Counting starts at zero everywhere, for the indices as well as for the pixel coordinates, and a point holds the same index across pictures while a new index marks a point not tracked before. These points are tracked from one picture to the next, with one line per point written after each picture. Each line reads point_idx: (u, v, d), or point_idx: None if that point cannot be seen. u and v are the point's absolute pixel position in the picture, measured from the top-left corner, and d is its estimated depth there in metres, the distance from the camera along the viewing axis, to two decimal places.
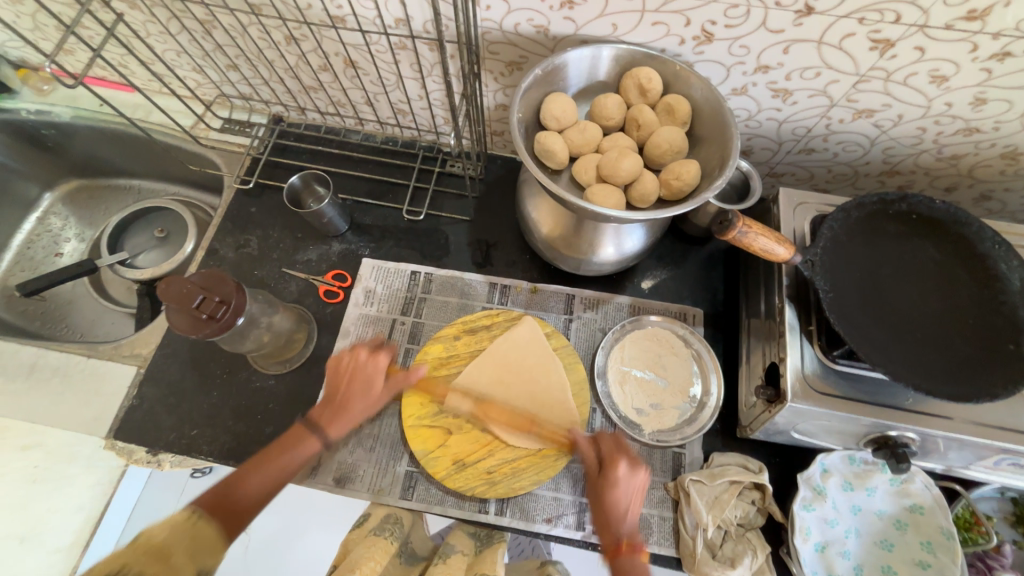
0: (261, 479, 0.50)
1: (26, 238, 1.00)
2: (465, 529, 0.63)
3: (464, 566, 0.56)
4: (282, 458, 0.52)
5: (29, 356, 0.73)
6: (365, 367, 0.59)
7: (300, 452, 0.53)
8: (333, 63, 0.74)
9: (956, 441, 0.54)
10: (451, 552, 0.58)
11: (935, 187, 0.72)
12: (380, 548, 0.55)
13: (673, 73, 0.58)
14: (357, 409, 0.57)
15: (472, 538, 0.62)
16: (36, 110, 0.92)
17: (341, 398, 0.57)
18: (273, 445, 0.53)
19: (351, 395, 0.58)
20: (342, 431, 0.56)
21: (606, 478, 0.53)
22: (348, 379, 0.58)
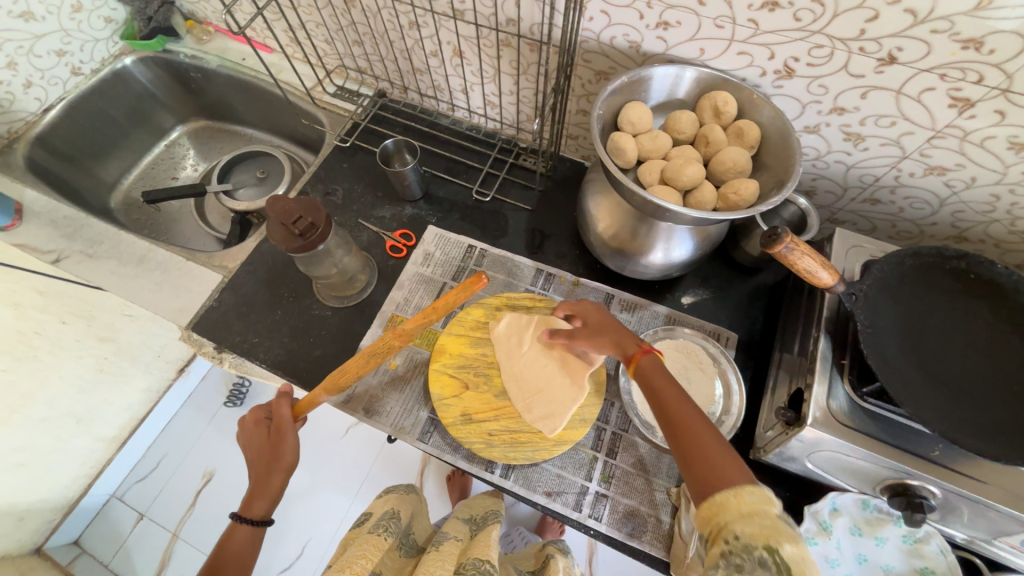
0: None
1: (154, 159, 1.17)
2: (461, 518, 0.73)
3: (458, 551, 0.63)
4: (224, 558, 0.59)
5: (141, 248, 0.85)
6: (265, 427, 0.65)
7: (237, 542, 0.60)
8: (444, 50, 0.84)
9: (985, 507, 0.52)
10: (448, 538, 0.66)
11: (1005, 261, 0.70)
12: (373, 544, 0.60)
13: (749, 100, 0.63)
14: (269, 477, 0.62)
15: (467, 523, 0.72)
16: (191, 55, 1.09)
17: (259, 471, 0.63)
18: (214, 554, 0.60)
19: (258, 464, 0.63)
20: (266, 500, 0.62)
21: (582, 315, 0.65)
22: (262, 438, 0.64)
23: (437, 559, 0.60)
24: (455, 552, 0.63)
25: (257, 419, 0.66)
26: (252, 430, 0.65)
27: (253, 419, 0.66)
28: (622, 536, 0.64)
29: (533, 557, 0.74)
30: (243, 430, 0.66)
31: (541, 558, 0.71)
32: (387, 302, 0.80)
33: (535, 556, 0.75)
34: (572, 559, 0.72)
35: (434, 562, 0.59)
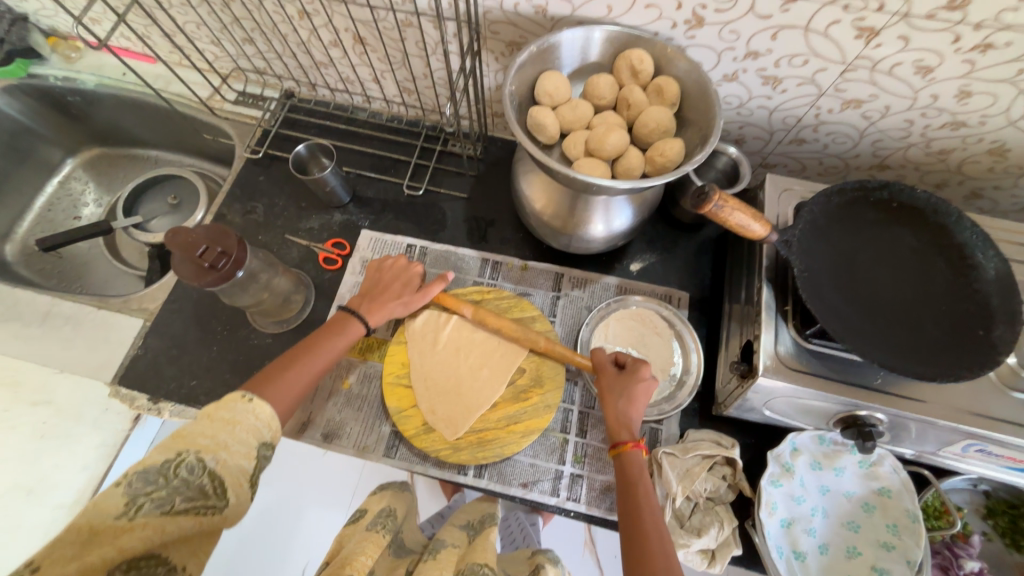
0: (310, 367, 0.57)
1: (47, 200, 1.04)
2: (457, 524, 0.61)
3: (457, 557, 0.54)
4: (330, 347, 0.60)
5: (44, 304, 0.79)
6: (406, 280, 0.69)
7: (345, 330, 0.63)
8: (343, 39, 0.77)
9: (927, 424, 0.55)
10: (443, 546, 0.56)
11: (925, 182, 0.73)
12: (371, 542, 0.54)
13: (663, 55, 0.60)
14: (391, 308, 0.67)
15: (464, 530, 0.61)
16: (63, 77, 0.96)
17: (379, 297, 0.67)
18: (314, 337, 0.60)
19: (387, 296, 0.67)
20: (380, 322, 0.65)
21: (631, 373, 0.61)
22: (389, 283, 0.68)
23: (434, 568, 0.51)
24: (452, 559, 0.53)
25: (408, 270, 0.69)
26: (394, 269, 0.69)
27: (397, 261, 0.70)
28: (602, 512, 0.65)
29: (525, 560, 0.65)
30: (389, 262, 0.70)
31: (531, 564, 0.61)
32: (330, 319, 0.76)
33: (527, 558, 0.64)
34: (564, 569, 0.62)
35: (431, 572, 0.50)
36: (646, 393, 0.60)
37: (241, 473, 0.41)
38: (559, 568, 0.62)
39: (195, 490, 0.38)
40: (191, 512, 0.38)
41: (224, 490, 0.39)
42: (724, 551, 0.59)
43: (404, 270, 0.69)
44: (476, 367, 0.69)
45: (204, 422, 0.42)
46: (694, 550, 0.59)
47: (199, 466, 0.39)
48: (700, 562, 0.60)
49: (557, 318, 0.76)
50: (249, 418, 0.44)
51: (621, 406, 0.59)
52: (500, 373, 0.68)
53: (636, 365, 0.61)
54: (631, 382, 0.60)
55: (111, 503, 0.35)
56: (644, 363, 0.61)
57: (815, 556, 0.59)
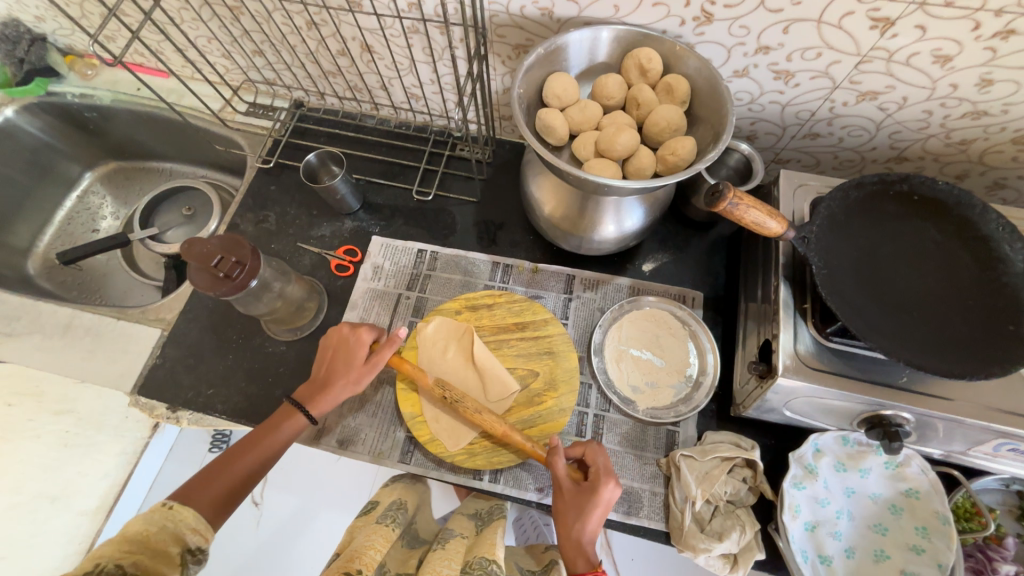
0: (243, 466, 0.56)
1: (66, 214, 1.06)
2: (465, 514, 0.65)
3: (464, 550, 0.57)
4: (269, 440, 0.58)
5: (65, 316, 0.80)
6: (352, 352, 0.63)
7: (288, 430, 0.60)
8: (350, 47, 0.78)
9: (956, 423, 0.53)
10: (452, 536, 0.60)
11: (945, 173, 0.71)
12: (381, 534, 0.56)
13: (672, 52, 0.59)
14: (337, 389, 0.62)
15: (472, 520, 0.64)
16: (80, 93, 0.98)
17: (326, 377, 0.62)
18: (255, 433, 0.59)
19: (334, 375, 0.62)
20: (326, 408, 0.61)
21: (590, 489, 0.56)
22: (336, 359, 0.63)
23: (443, 557, 0.55)
24: (461, 549, 0.56)
25: (353, 340, 0.63)
26: (344, 338, 0.63)
27: (339, 331, 0.64)
28: (620, 516, 0.63)
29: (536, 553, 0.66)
30: (335, 332, 0.64)
31: (542, 559, 0.62)
32: None
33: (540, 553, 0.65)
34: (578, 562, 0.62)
35: (440, 561, 0.54)
36: (604, 509, 0.56)
37: (154, 568, 0.43)
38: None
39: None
40: None
41: (145, 573, 0.42)
42: (747, 555, 0.58)
43: (348, 342, 0.63)
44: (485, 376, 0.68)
45: (117, 540, 0.44)
46: (715, 554, 0.58)
47: (116, 572, 0.41)
48: (722, 566, 0.59)
49: (570, 320, 0.75)
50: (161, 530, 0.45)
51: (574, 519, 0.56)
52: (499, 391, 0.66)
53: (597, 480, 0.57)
54: (587, 507, 0.55)
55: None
56: (611, 479, 0.56)
57: (842, 560, 0.58)
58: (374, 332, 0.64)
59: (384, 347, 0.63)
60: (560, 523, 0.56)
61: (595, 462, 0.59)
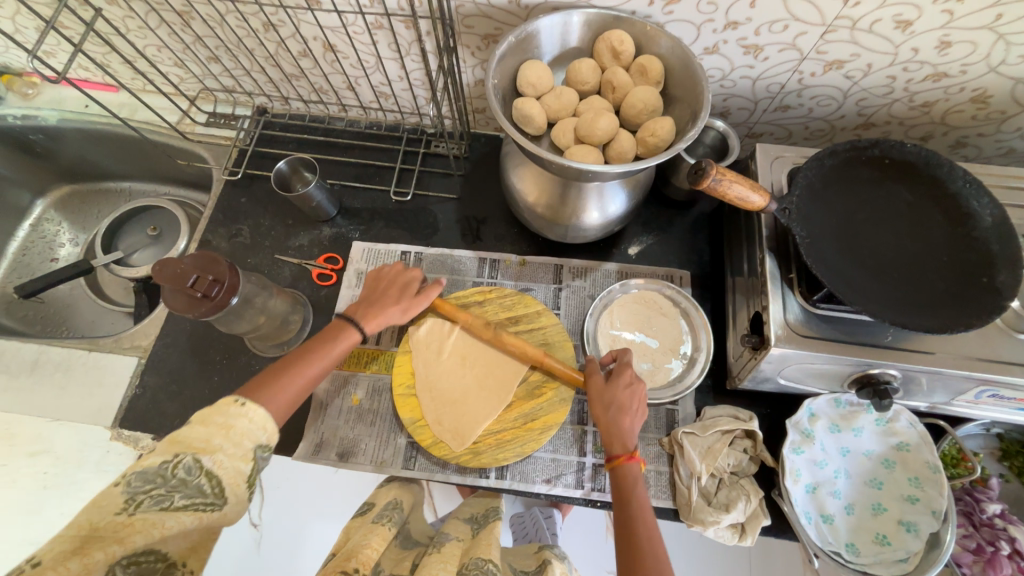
0: (304, 374, 0.52)
1: (21, 245, 1.00)
2: (462, 518, 0.63)
3: (461, 552, 0.55)
4: (330, 350, 0.56)
5: (32, 353, 0.76)
6: (407, 282, 0.65)
7: (343, 342, 0.57)
8: (313, 47, 0.75)
9: (939, 375, 0.55)
10: (448, 540, 0.58)
11: (910, 136, 0.73)
12: (377, 534, 0.54)
13: (644, 33, 0.59)
14: (388, 313, 0.61)
15: (467, 524, 0.62)
16: (22, 115, 0.92)
17: (381, 297, 0.63)
18: (305, 345, 0.55)
19: (385, 300, 0.63)
20: (376, 330, 0.61)
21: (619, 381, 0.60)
22: (376, 291, 0.64)
23: (438, 560, 0.53)
24: (457, 553, 0.55)
25: (407, 274, 0.65)
26: (396, 269, 0.66)
27: (395, 266, 0.66)
28: None
29: (532, 554, 0.64)
30: (389, 267, 0.67)
31: (539, 559, 0.61)
32: None
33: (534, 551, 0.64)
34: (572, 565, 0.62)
35: (436, 564, 0.52)
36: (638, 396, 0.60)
37: (237, 475, 0.39)
38: (567, 562, 0.61)
39: (194, 489, 0.37)
40: (187, 509, 0.36)
41: (223, 489, 0.38)
42: (754, 523, 0.59)
43: (400, 275, 0.65)
44: (484, 378, 0.67)
45: (196, 425, 0.39)
46: (723, 526, 0.59)
47: (196, 466, 0.37)
48: (731, 537, 0.60)
49: (562, 310, 0.75)
50: (243, 422, 0.41)
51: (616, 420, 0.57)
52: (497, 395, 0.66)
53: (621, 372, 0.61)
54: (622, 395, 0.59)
55: (110, 498, 0.35)
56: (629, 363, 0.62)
57: (843, 517, 0.60)
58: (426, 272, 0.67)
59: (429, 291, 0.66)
60: (598, 411, 0.58)
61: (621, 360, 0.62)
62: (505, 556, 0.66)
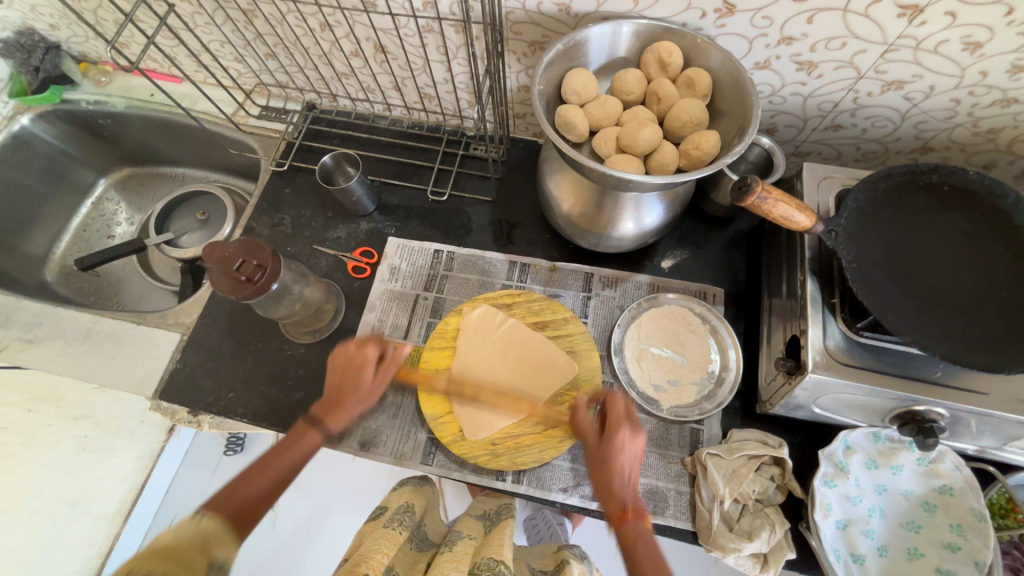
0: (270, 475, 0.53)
1: (82, 220, 1.07)
2: (474, 515, 0.64)
3: (472, 551, 0.55)
4: (287, 456, 0.55)
5: (85, 322, 0.81)
6: (355, 387, 0.61)
7: (307, 444, 0.57)
8: (364, 48, 0.78)
9: (991, 418, 0.52)
10: (459, 538, 0.58)
11: (971, 163, 0.69)
12: (388, 538, 0.53)
13: (693, 46, 0.59)
14: (350, 404, 0.60)
15: (480, 521, 0.63)
16: (93, 100, 0.99)
17: (338, 395, 0.60)
18: (273, 450, 0.55)
19: (345, 391, 0.60)
20: (342, 423, 0.59)
21: (608, 446, 0.56)
22: (337, 369, 0.62)
23: (450, 559, 0.53)
24: (469, 551, 0.55)
25: (359, 352, 0.62)
26: (342, 360, 0.62)
27: (344, 351, 0.62)
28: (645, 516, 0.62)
29: (550, 554, 0.64)
30: (345, 348, 0.62)
31: (556, 559, 0.61)
32: (361, 328, 0.76)
33: (552, 552, 0.64)
34: (590, 563, 0.61)
35: (449, 564, 0.52)
36: (633, 461, 0.56)
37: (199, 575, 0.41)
38: (585, 563, 0.61)
39: None
40: None
41: None
42: (778, 555, 0.57)
43: (356, 363, 0.61)
44: (524, 369, 0.68)
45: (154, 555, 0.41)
46: (744, 554, 0.57)
47: None
48: (752, 566, 0.58)
49: (589, 319, 0.75)
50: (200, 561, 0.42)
51: (601, 476, 0.55)
52: (533, 378, 0.67)
53: (613, 428, 0.56)
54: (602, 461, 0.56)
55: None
56: (626, 425, 0.56)
57: (874, 558, 0.57)
58: (378, 343, 0.63)
59: (382, 368, 0.62)
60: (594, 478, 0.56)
61: (613, 410, 0.58)
62: (523, 556, 0.66)
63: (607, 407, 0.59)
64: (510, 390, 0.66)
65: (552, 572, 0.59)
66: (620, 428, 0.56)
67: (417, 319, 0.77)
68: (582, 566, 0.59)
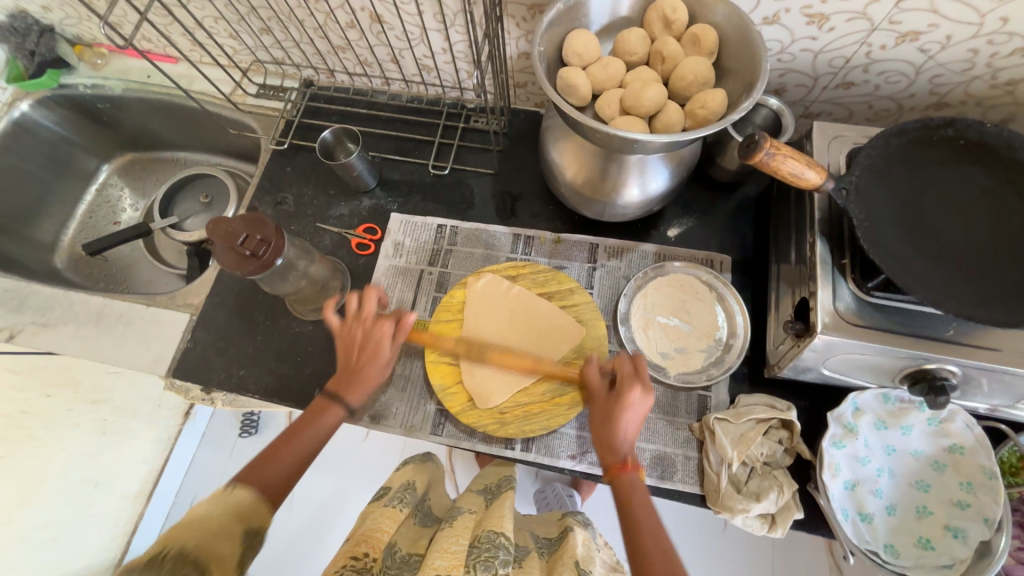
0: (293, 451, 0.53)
1: (87, 207, 1.07)
2: (475, 490, 0.63)
3: (473, 524, 0.55)
4: (308, 435, 0.55)
5: (97, 305, 0.82)
6: (371, 337, 0.61)
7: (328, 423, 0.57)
8: (360, 18, 0.76)
9: (1004, 375, 0.51)
10: (460, 513, 0.58)
11: (988, 119, 0.67)
12: (388, 515, 0.55)
13: (698, 0, 0.57)
14: (370, 374, 0.60)
15: (481, 495, 0.63)
16: (91, 84, 0.98)
17: (355, 367, 0.60)
18: (291, 427, 0.55)
19: (363, 362, 0.60)
20: (362, 397, 0.60)
21: (617, 396, 0.54)
22: (352, 338, 0.61)
23: (451, 535, 0.53)
24: (469, 526, 0.55)
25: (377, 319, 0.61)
26: (347, 322, 0.63)
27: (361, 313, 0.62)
28: (655, 481, 0.63)
29: (554, 522, 0.65)
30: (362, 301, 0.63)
31: (560, 527, 0.62)
32: None
33: (557, 519, 0.65)
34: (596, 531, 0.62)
35: (450, 538, 0.52)
36: (639, 414, 0.54)
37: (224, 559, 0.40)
38: (590, 529, 0.62)
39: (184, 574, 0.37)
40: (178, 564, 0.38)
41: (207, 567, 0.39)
42: (786, 515, 0.58)
43: (370, 325, 0.61)
44: (530, 338, 0.68)
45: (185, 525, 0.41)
46: (753, 515, 0.58)
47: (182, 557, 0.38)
48: (760, 527, 0.59)
49: (595, 290, 0.74)
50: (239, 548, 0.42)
51: (605, 427, 0.54)
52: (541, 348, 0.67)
53: (624, 385, 0.54)
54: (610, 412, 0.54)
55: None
56: (637, 381, 0.54)
57: (883, 517, 0.57)
58: (394, 320, 0.61)
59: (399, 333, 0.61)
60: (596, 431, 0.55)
61: (622, 369, 0.56)
62: (527, 524, 0.67)
63: (615, 368, 0.58)
64: (518, 362, 0.67)
65: (556, 541, 0.59)
66: (632, 383, 0.54)
67: (423, 294, 0.77)
68: (586, 533, 0.59)
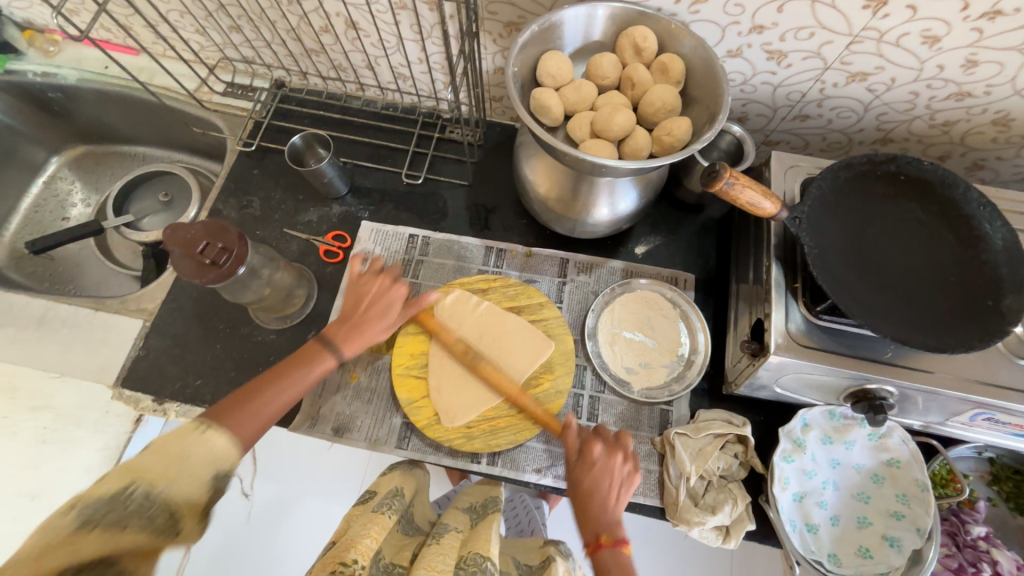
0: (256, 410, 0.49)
1: (33, 201, 1.00)
2: (461, 508, 0.64)
3: (459, 545, 0.55)
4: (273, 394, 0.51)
5: (39, 308, 0.77)
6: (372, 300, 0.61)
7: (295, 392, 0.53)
8: (334, 24, 0.75)
9: (935, 395, 0.55)
10: (447, 531, 0.59)
11: (928, 155, 0.72)
12: (377, 522, 0.53)
13: (667, 31, 0.59)
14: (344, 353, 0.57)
15: (466, 513, 0.63)
16: (42, 72, 0.93)
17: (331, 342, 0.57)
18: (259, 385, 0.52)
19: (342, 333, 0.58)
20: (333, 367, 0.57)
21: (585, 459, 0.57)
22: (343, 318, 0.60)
23: (438, 553, 0.53)
24: (456, 545, 0.55)
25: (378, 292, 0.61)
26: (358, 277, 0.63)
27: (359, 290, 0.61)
28: None
29: (536, 549, 0.65)
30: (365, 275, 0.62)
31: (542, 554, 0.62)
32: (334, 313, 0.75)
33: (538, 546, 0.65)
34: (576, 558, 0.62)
35: (436, 557, 0.52)
36: (615, 478, 0.56)
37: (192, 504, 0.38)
38: (570, 560, 0.61)
39: (149, 517, 0.36)
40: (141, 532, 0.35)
41: (178, 518, 0.37)
42: (739, 526, 0.60)
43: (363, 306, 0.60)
44: (498, 349, 0.69)
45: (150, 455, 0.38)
46: (708, 527, 0.60)
47: (148, 497, 0.36)
48: (715, 538, 0.61)
49: (564, 304, 0.76)
50: (199, 450, 0.39)
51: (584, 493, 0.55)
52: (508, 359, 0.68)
53: (594, 449, 0.57)
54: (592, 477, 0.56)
55: (64, 521, 0.34)
56: (617, 447, 0.57)
57: (828, 528, 0.61)
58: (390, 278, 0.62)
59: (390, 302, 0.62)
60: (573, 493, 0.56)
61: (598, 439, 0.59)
62: (507, 550, 0.67)
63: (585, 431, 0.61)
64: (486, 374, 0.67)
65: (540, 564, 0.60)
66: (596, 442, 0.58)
67: None
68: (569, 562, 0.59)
